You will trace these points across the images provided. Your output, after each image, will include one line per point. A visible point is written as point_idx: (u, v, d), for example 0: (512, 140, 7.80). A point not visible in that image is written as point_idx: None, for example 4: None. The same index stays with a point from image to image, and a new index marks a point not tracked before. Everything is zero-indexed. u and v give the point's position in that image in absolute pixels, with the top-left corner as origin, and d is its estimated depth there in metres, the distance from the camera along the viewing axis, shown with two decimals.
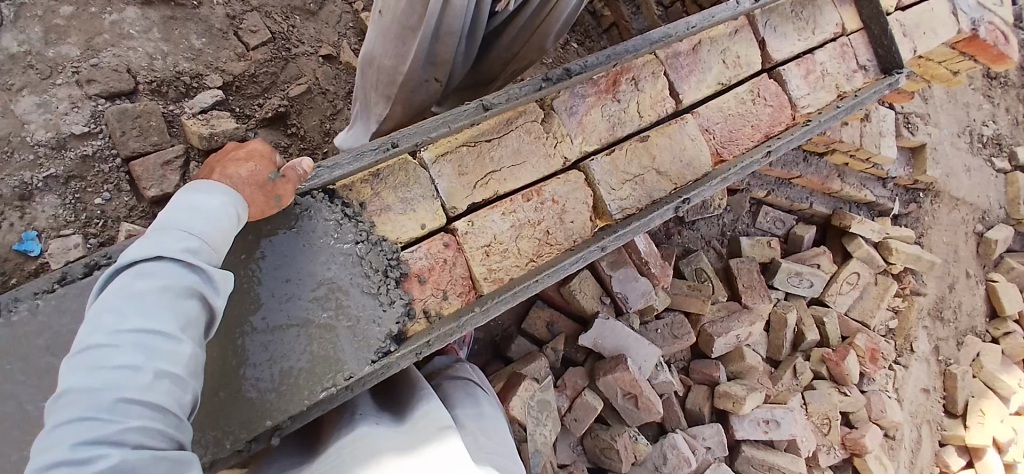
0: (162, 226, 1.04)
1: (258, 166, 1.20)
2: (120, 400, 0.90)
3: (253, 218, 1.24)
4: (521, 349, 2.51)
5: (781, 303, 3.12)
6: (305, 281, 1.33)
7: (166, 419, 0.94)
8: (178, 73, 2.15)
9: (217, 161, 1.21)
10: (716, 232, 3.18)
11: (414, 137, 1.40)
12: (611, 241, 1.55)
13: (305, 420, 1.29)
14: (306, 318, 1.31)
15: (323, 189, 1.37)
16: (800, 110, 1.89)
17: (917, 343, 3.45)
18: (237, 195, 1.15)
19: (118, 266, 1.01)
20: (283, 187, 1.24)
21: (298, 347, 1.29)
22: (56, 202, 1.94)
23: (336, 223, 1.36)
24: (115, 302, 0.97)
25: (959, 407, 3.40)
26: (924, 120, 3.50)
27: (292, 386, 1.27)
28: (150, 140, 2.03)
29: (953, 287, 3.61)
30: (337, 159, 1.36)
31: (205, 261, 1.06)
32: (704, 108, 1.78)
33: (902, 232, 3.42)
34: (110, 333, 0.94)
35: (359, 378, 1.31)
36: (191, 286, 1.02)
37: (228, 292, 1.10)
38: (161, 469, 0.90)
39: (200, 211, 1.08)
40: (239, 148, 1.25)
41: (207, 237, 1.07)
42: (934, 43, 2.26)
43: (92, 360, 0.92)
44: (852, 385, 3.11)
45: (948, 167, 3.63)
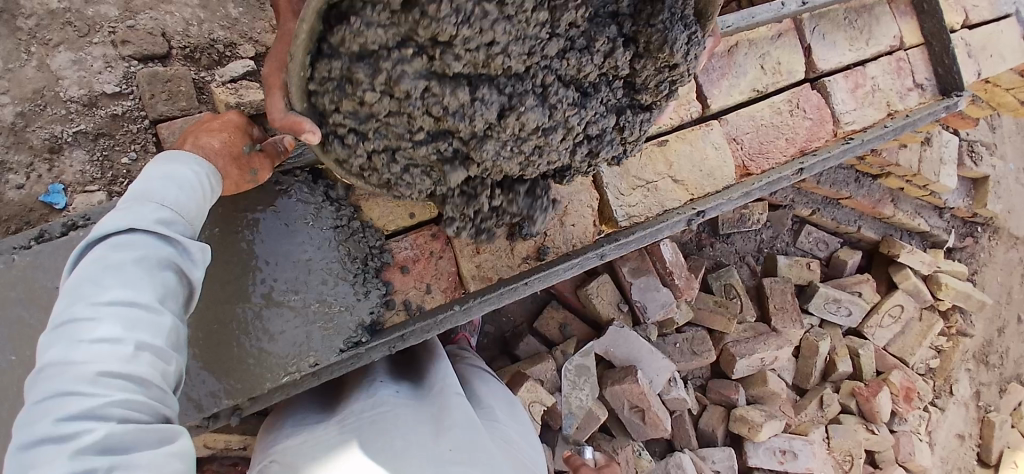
0: (135, 195, 1.02)
1: (234, 138, 1.18)
2: (102, 373, 0.90)
3: (227, 193, 1.21)
4: (530, 348, 2.45)
5: (814, 329, 2.95)
6: (281, 262, 1.31)
7: (151, 392, 0.95)
8: (212, 40, 2.16)
9: (191, 131, 1.19)
10: (752, 247, 3.03)
11: None
12: (612, 251, 1.49)
13: (266, 403, 1.34)
14: (277, 300, 1.31)
15: (305, 169, 1.34)
16: (844, 127, 1.75)
17: (957, 386, 3.22)
18: (209, 166, 1.12)
19: (92, 236, 0.99)
20: (258, 161, 1.22)
21: (266, 329, 1.30)
22: (84, 157, 1.97)
23: (317, 205, 1.34)
24: (90, 274, 0.95)
25: (995, 458, 3.18)
26: (989, 150, 3.25)
27: (253, 368, 1.29)
28: (179, 105, 2.04)
29: (1003, 330, 3.35)
30: None
31: (181, 231, 1.05)
32: (734, 115, 1.66)
33: (954, 266, 3.20)
34: (87, 306, 0.93)
35: (325, 366, 1.34)
36: (167, 257, 1.01)
37: (205, 263, 1.09)
38: (148, 441, 0.91)
39: (175, 181, 1.06)
40: (215, 118, 1.22)
41: (180, 206, 1.05)
42: (1001, 68, 2.09)
43: (71, 333, 0.91)
44: (881, 423, 2.93)
45: (1010, 202, 3.37)
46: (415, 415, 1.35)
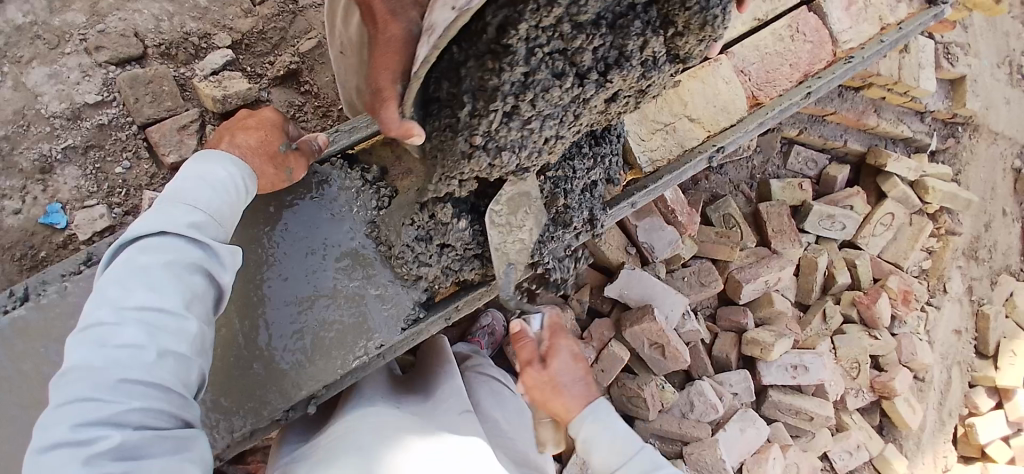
0: (167, 198, 1.07)
1: (270, 138, 1.26)
2: (122, 380, 0.95)
3: (264, 190, 1.31)
4: (547, 302, 2.52)
5: (812, 247, 3.05)
6: (331, 252, 1.44)
7: (171, 399, 0.99)
8: (186, 33, 2.09)
9: (230, 127, 1.26)
10: (745, 175, 3.07)
11: None
12: (640, 197, 1.58)
13: (338, 389, 1.45)
14: (333, 288, 1.43)
15: (338, 155, 1.46)
16: (843, 46, 1.77)
17: (950, 284, 3.37)
18: (244, 168, 1.19)
19: (123, 239, 1.04)
20: (293, 160, 1.31)
21: (329, 318, 1.42)
22: (78, 173, 1.94)
23: (357, 190, 1.46)
24: (119, 277, 1.00)
25: (991, 347, 3.37)
26: (964, 50, 3.29)
27: (323, 355, 1.41)
28: (165, 106, 2.00)
29: (989, 225, 3.48)
30: (354, 123, 1.46)
31: (210, 235, 1.09)
32: (739, 47, 1.69)
33: (939, 169, 3.28)
34: (115, 310, 0.98)
35: (389, 346, 1.46)
36: (196, 262, 1.05)
37: (236, 267, 1.13)
38: (163, 447, 0.97)
39: (209, 183, 1.11)
40: (251, 115, 1.30)
41: (212, 211, 1.10)
42: None
43: (98, 335, 0.97)
44: (882, 328, 3.07)
45: (988, 99, 3.42)
46: (409, 423, 1.36)
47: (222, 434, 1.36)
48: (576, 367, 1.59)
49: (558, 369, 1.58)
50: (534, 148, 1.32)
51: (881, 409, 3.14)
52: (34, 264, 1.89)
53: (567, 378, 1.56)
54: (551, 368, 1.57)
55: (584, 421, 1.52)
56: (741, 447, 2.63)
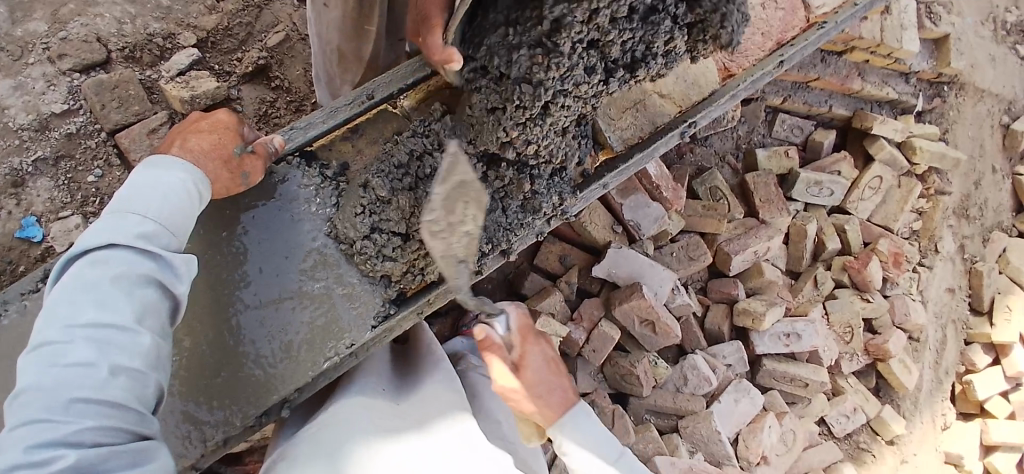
0: (114, 211, 1.05)
1: (222, 140, 1.24)
2: (74, 399, 0.93)
3: (218, 195, 1.28)
4: (535, 285, 2.51)
5: (800, 214, 3.04)
6: (295, 253, 1.42)
7: (127, 415, 0.98)
8: (150, 35, 2.06)
9: (180, 133, 1.24)
10: (730, 146, 3.05)
11: (388, 87, 1.46)
12: (613, 178, 1.58)
13: (313, 390, 1.45)
14: (298, 290, 1.42)
15: (296, 153, 1.44)
16: (815, 11, 1.74)
17: (942, 244, 3.36)
18: (196, 173, 1.17)
19: (71, 254, 1.02)
20: (250, 163, 1.29)
21: (296, 320, 1.41)
22: (50, 184, 1.92)
23: (316, 187, 1.44)
24: (68, 295, 0.98)
25: (985, 305, 3.37)
26: (948, 7, 3.24)
27: (293, 358, 1.40)
28: (132, 110, 1.98)
29: (979, 183, 3.47)
30: (309, 119, 1.44)
31: (163, 245, 1.07)
32: None
33: (925, 129, 3.26)
34: (64, 328, 0.96)
35: (361, 345, 1.44)
36: (147, 274, 1.03)
37: (191, 276, 1.10)
38: (121, 463, 0.95)
39: (158, 191, 1.09)
40: (203, 118, 1.27)
41: (163, 219, 1.07)
42: None
43: (49, 355, 0.95)
44: (874, 292, 3.06)
45: (973, 56, 3.38)
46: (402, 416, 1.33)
47: (195, 443, 1.34)
48: (551, 370, 1.47)
49: (534, 377, 1.43)
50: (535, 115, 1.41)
51: (876, 372, 3.15)
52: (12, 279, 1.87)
53: (545, 387, 1.43)
54: (524, 380, 1.42)
55: (562, 429, 1.42)
56: (735, 417, 2.65)
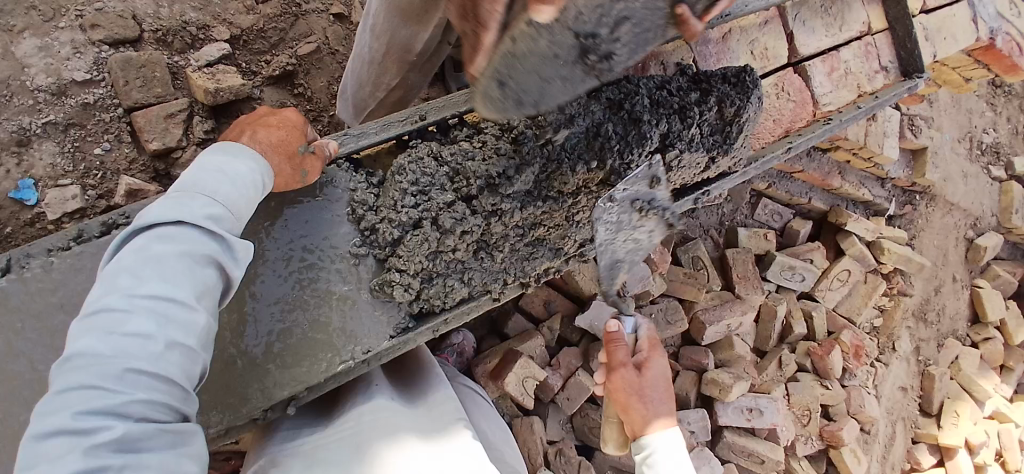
0: (183, 189, 1.03)
1: (287, 136, 1.24)
2: (129, 370, 0.89)
3: (277, 188, 1.28)
4: (518, 326, 2.52)
5: (772, 295, 3.15)
6: (325, 248, 1.42)
7: (174, 391, 0.94)
8: (184, 22, 2.07)
9: (249, 124, 1.25)
10: (715, 221, 3.18)
11: (442, 111, 1.46)
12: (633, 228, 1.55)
13: (320, 391, 1.40)
14: (326, 290, 1.41)
15: (347, 158, 1.46)
16: (822, 108, 1.84)
17: (899, 343, 3.54)
18: (263, 162, 1.17)
19: (135, 226, 0.99)
20: (310, 162, 1.29)
21: (313, 318, 1.39)
22: (55, 149, 1.89)
23: (359, 189, 1.44)
24: (130, 264, 0.95)
25: (934, 406, 3.54)
26: (928, 123, 3.50)
27: (308, 356, 1.37)
28: (154, 92, 1.98)
29: (939, 289, 3.68)
30: (364, 128, 1.43)
31: (228, 228, 1.05)
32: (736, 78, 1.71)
33: (894, 233, 3.46)
34: (125, 297, 0.92)
35: (376, 353, 1.42)
36: (210, 255, 1.00)
37: (247, 263, 1.09)
38: (162, 442, 0.90)
39: (226, 174, 1.08)
40: (272, 114, 1.29)
41: (229, 204, 1.06)
42: (953, 48, 2.29)
43: (106, 323, 0.91)
44: (834, 379, 3.17)
45: (946, 172, 3.63)
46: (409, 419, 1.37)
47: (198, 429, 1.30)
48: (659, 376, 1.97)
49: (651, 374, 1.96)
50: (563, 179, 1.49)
51: (827, 458, 3.23)
52: None
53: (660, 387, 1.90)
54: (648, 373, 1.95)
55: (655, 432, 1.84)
56: None
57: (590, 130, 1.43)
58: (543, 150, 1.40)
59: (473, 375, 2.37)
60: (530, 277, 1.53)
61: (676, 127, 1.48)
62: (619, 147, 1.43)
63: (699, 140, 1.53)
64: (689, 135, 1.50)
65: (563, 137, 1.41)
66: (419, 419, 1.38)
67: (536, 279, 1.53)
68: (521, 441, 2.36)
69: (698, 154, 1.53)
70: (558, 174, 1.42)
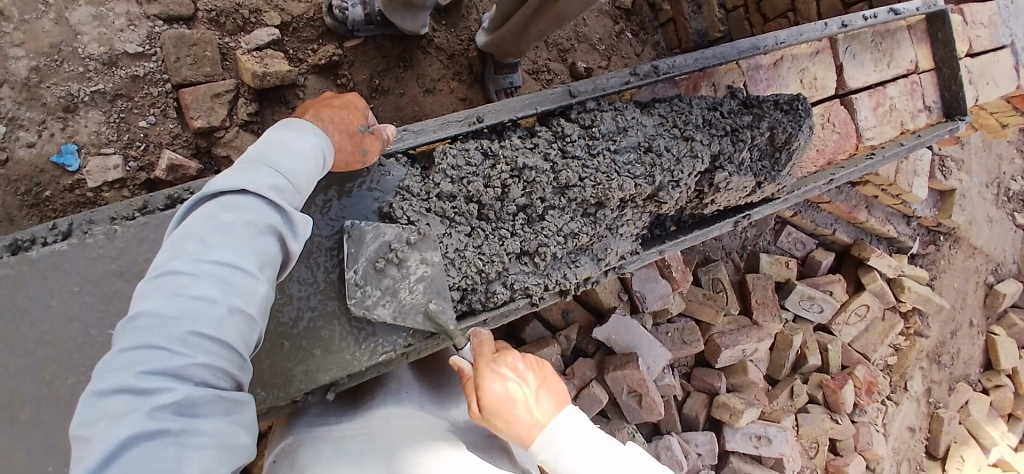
0: (250, 159, 0.99)
1: (350, 116, 1.20)
2: (192, 333, 0.85)
3: (336, 168, 1.22)
4: (536, 333, 2.52)
5: (789, 324, 3.14)
6: (373, 232, 1.32)
7: (232, 358, 0.89)
8: (238, 5, 2.09)
9: (313, 104, 1.20)
10: (737, 244, 3.18)
11: (500, 114, 1.39)
12: (673, 246, 1.55)
13: (359, 380, 1.28)
14: (370, 279, 1.30)
15: (405, 153, 1.38)
16: (865, 142, 1.83)
17: (910, 382, 3.51)
18: (324, 138, 1.13)
19: (202, 193, 0.95)
20: (370, 142, 1.24)
21: (356, 307, 1.28)
22: (100, 118, 1.92)
23: (410, 181, 1.35)
24: (196, 229, 0.91)
25: (940, 449, 3.52)
26: (958, 165, 3.48)
27: (348, 343, 1.26)
28: (203, 71, 2.01)
29: (955, 333, 3.66)
30: (423, 125, 1.36)
31: (291, 200, 1.01)
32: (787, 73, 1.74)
33: (916, 271, 3.44)
34: (190, 261, 0.88)
35: (416, 346, 1.30)
36: (273, 225, 0.96)
37: (305, 238, 1.04)
38: (217, 409, 0.85)
39: (291, 149, 1.04)
40: (335, 97, 1.24)
41: (292, 177, 1.01)
42: (995, 93, 2.29)
43: (171, 285, 0.87)
44: (843, 414, 3.15)
45: (972, 215, 3.61)
46: (442, 431, 1.32)
47: None
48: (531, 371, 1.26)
49: None
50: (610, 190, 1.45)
51: None
52: (36, 201, 1.86)
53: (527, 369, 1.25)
54: None
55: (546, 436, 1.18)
56: None
57: (642, 145, 1.47)
58: (594, 162, 1.42)
59: None
60: (571, 286, 1.44)
61: (722, 150, 1.51)
62: (669, 164, 1.45)
63: (746, 163, 1.54)
64: (738, 157, 1.53)
65: (615, 150, 1.44)
66: (452, 431, 1.34)
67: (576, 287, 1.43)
68: None
69: (744, 177, 1.53)
70: (608, 185, 1.40)
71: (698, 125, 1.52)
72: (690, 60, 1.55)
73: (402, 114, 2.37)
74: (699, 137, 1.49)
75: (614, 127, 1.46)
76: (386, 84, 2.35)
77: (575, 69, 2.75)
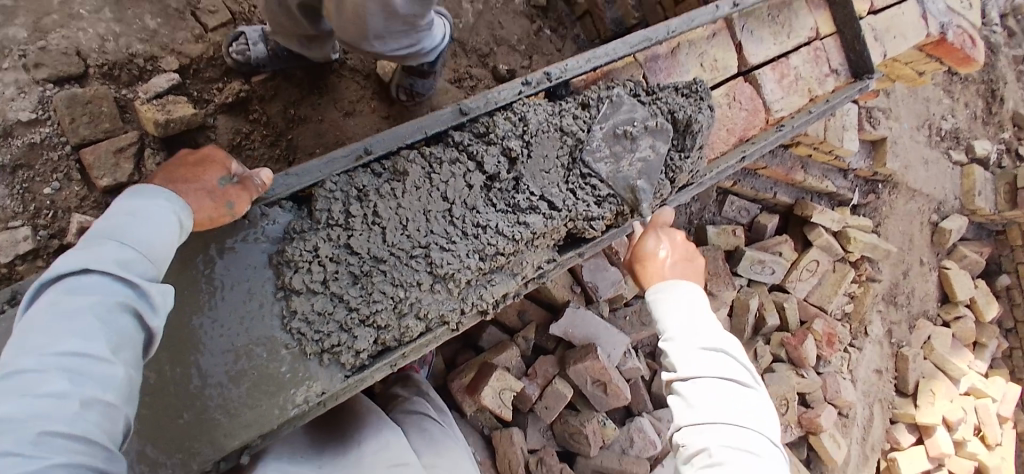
0: (94, 235, 0.97)
1: (209, 172, 1.19)
2: (45, 435, 0.82)
3: (200, 226, 1.19)
4: (493, 338, 2.49)
5: (744, 289, 3.17)
6: (266, 285, 1.34)
7: (94, 453, 0.86)
8: (131, 55, 2.02)
9: (170, 165, 1.19)
10: (682, 221, 3.21)
11: (388, 144, 1.39)
12: (590, 247, 1.61)
13: (275, 438, 1.35)
14: (270, 336, 1.33)
15: (290, 197, 1.38)
16: (774, 114, 1.86)
17: (870, 327, 3.60)
18: (178, 200, 1.11)
19: (47, 277, 0.93)
20: (235, 194, 1.21)
21: (260, 363, 1.32)
22: (5, 191, 1.86)
23: (298, 230, 1.34)
24: (43, 320, 0.89)
25: (910, 387, 3.60)
26: (885, 114, 3.56)
27: (255, 399, 1.31)
28: (102, 127, 1.93)
29: (906, 273, 3.75)
30: (305, 167, 1.34)
31: (143, 274, 0.98)
32: (686, 55, 1.75)
33: (859, 221, 3.51)
34: (35, 356, 0.86)
35: (331, 394, 1.37)
36: (122, 300, 0.94)
37: (168, 311, 1.02)
38: None
39: (141, 218, 1.02)
40: (192, 153, 1.24)
41: (145, 248, 1.00)
42: (903, 47, 2.31)
43: (16, 385, 0.83)
44: (808, 367, 3.21)
45: (906, 160, 3.70)
46: None
47: None
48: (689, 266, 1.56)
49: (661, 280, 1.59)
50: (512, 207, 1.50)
51: (808, 445, 3.27)
52: None
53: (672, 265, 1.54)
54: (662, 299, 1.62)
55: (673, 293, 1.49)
56: None
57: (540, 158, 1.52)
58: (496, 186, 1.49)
59: (449, 390, 2.35)
60: (488, 304, 1.49)
61: (616, 155, 1.57)
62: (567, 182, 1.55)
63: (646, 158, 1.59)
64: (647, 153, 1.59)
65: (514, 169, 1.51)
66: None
67: (493, 306, 1.49)
68: (501, 454, 2.35)
69: (635, 180, 1.58)
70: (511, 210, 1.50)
71: (592, 128, 1.57)
72: (581, 61, 1.56)
73: (324, 140, 2.30)
74: (591, 143, 1.57)
75: (517, 142, 1.49)
76: (302, 112, 2.28)
77: (497, 72, 2.74)
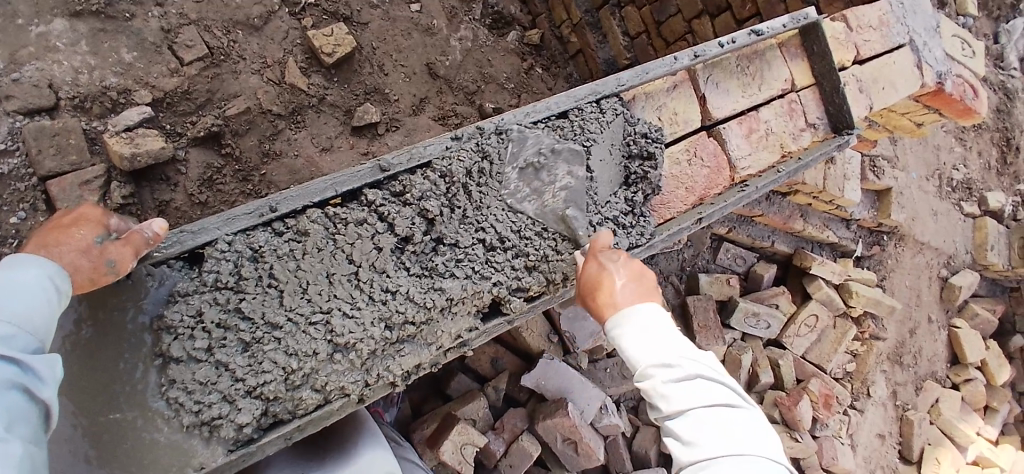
0: None
1: (85, 232, 1.17)
2: None
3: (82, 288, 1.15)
4: (461, 387, 2.41)
5: (737, 343, 3.02)
6: (144, 344, 1.25)
7: None
8: (105, 87, 2.03)
9: (47, 233, 1.18)
10: (675, 267, 3.07)
11: (294, 203, 1.34)
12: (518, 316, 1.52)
13: None
14: (143, 404, 1.24)
15: (181, 256, 1.30)
16: (739, 172, 1.83)
17: (873, 388, 3.42)
18: (43, 265, 1.09)
19: None
20: (115, 250, 1.16)
21: (139, 432, 1.23)
22: None
23: (186, 293, 1.27)
24: None
25: (915, 454, 3.39)
26: (891, 163, 3.43)
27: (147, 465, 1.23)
28: (68, 160, 1.94)
29: (914, 331, 3.58)
30: (204, 224, 1.29)
31: (23, 347, 1.00)
32: (642, 104, 1.71)
33: (862, 274, 3.38)
34: None
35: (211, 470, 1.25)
36: (10, 379, 0.96)
37: (57, 380, 1.03)
38: None
39: (11, 292, 1.02)
40: (70, 215, 1.22)
41: (21, 321, 1.01)
42: (893, 96, 2.23)
43: None
44: (804, 431, 3.01)
45: (914, 211, 3.55)
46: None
47: None
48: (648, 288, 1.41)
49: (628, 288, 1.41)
50: (427, 271, 1.45)
51: None
52: None
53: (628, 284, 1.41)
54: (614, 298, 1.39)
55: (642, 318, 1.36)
56: None
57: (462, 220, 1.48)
58: (410, 248, 1.43)
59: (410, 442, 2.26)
60: (397, 376, 1.38)
61: (544, 216, 1.54)
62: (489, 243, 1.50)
63: (577, 217, 1.55)
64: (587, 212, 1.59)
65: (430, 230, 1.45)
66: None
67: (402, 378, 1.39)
68: None
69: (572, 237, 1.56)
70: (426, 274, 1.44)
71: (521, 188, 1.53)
72: (518, 116, 1.54)
73: (297, 177, 2.29)
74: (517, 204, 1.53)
75: (437, 201, 1.44)
76: (277, 147, 2.29)
77: (483, 111, 2.68)
